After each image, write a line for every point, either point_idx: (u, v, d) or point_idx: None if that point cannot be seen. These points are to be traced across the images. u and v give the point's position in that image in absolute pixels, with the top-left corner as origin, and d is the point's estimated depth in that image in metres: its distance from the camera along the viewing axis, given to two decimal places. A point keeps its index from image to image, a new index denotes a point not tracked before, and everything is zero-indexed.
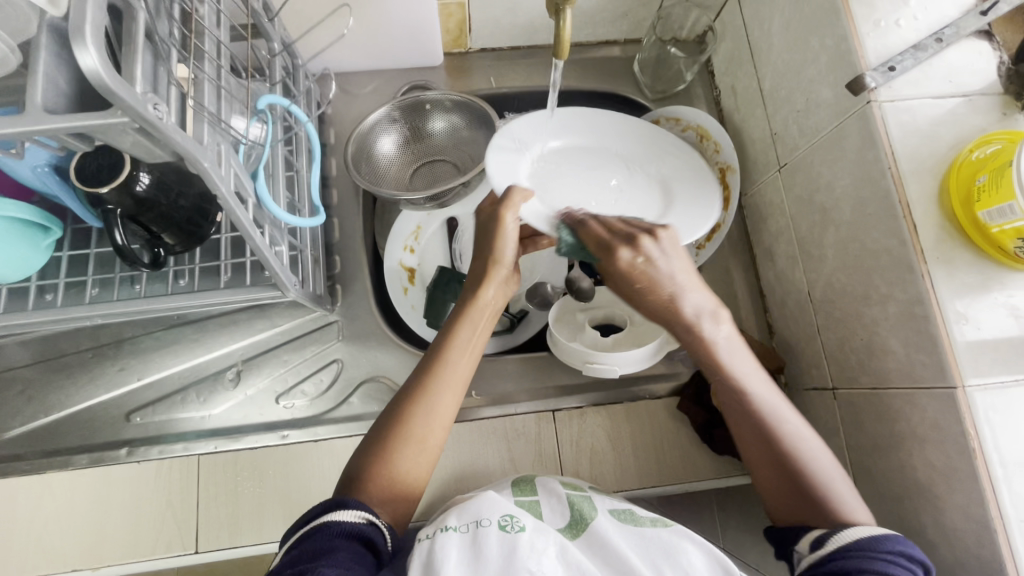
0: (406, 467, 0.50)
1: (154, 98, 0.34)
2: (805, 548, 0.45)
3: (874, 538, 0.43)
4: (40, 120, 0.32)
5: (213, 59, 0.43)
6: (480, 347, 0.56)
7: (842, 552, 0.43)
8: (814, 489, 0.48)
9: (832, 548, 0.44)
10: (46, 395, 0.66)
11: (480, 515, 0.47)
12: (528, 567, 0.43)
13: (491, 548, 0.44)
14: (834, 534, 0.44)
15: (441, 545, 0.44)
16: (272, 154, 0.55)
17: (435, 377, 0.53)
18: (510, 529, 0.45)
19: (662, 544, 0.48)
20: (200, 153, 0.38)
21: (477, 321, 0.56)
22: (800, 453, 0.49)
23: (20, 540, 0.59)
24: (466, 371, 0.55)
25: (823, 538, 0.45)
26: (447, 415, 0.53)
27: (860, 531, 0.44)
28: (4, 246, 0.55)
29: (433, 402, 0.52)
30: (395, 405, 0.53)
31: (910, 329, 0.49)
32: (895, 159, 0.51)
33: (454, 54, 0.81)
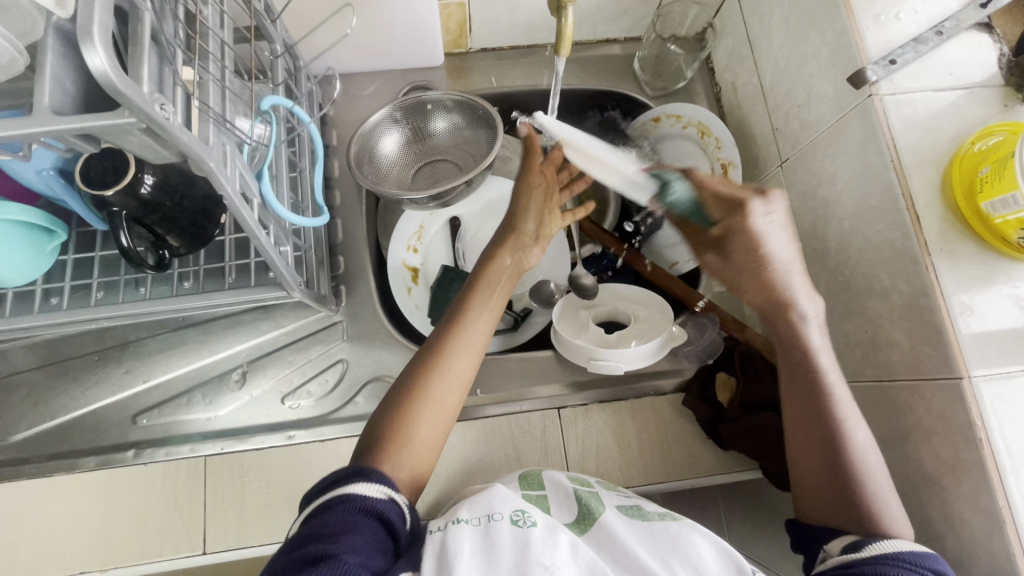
0: (422, 437, 0.50)
1: (160, 98, 0.34)
2: (836, 549, 0.46)
3: (916, 553, 0.43)
4: (47, 121, 0.33)
5: (218, 61, 0.43)
6: (495, 313, 0.59)
7: (879, 558, 0.43)
8: (862, 498, 0.47)
9: (868, 554, 0.44)
10: (51, 398, 0.66)
11: (492, 509, 0.47)
12: (540, 561, 0.42)
13: (503, 541, 0.44)
14: (872, 542, 0.44)
15: (453, 537, 0.44)
16: (275, 155, 0.55)
17: (452, 340, 0.55)
18: (522, 524, 0.46)
19: (671, 538, 0.48)
20: (205, 153, 0.38)
21: (492, 284, 0.59)
22: (859, 462, 0.48)
23: (27, 544, 0.59)
24: (480, 338, 0.57)
25: (859, 543, 0.45)
26: (461, 378, 0.54)
27: (901, 543, 0.44)
28: (9, 249, 0.55)
29: (446, 362, 0.53)
30: (411, 367, 0.54)
31: (915, 321, 0.49)
32: (897, 152, 0.51)
33: (454, 54, 0.82)
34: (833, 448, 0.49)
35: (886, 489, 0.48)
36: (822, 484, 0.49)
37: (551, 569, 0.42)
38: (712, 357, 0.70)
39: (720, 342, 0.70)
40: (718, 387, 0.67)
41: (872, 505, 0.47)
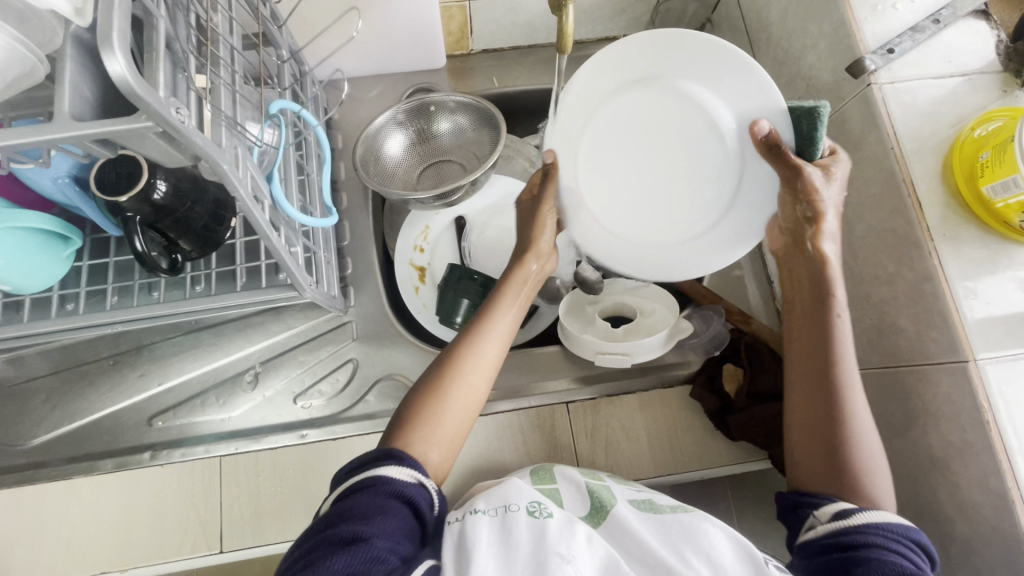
0: (450, 423, 0.50)
1: (176, 102, 0.35)
2: (825, 517, 0.44)
3: (902, 526, 0.42)
4: (68, 126, 0.34)
5: (228, 66, 0.44)
6: (523, 305, 0.59)
7: (869, 528, 0.42)
8: (856, 467, 0.46)
9: (859, 523, 0.42)
10: (68, 402, 0.68)
11: (509, 501, 0.48)
12: (556, 550, 0.43)
13: (520, 530, 0.45)
14: (860, 512, 0.43)
15: (471, 525, 0.46)
16: (284, 158, 0.56)
17: (481, 328, 0.55)
18: (539, 515, 0.47)
19: (684, 528, 0.48)
20: (219, 155, 0.40)
21: (522, 287, 0.59)
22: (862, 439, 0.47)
23: (48, 545, 0.60)
24: (511, 326, 0.57)
25: (848, 511, 0.43)
26: (490, 366, 0.54)
27: (887, 513, 0.43)
28: (26, 256, 0.57)
29: (479, 349, 0.53)
30: (440, 358, 0.53)
31: (919, 306, 0.50)
32: (897, 139, 0.51)
33: (456, 56, 0.83)
34: (832, 417, 0.47)
35: (880, 469, 0.46)
36: (812, 438, 0.48)
37: (568, 557, 0.42)
38: (719, 348, 0.70)
39: (727, 334, 0.70)
40: (725, 377, 0.67)
41: (865, 478, 0.45)
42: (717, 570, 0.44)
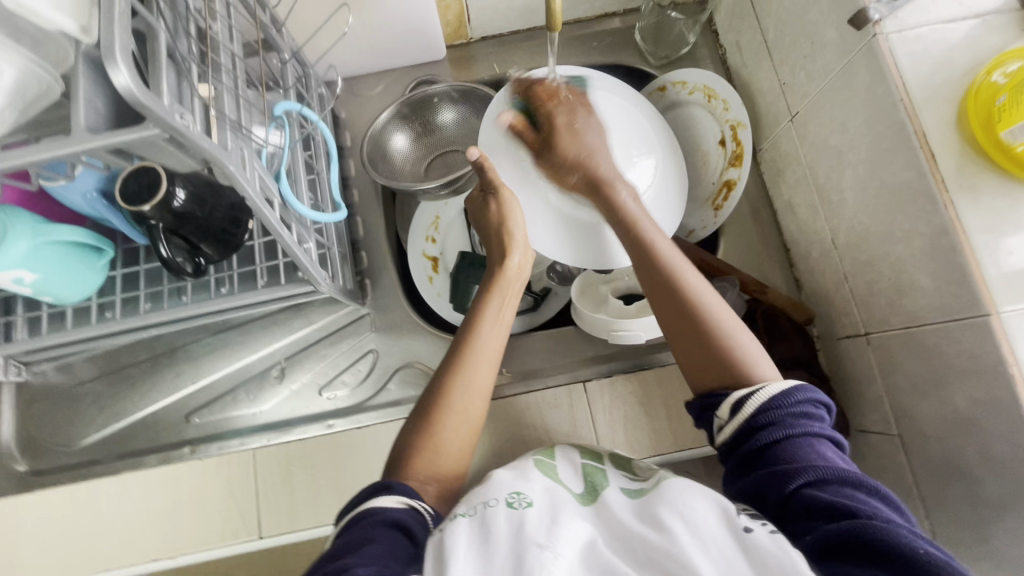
0: (450, 454, 0.54)
1: (180, 108, 0.37)
2: (725, 414, 0.49)
3: (785, 394, 0.48)
4: (83, 140, 0.36)
5: (230, 71, 0.46)
6: (506, 321, 0.60)
7: (762, 416, 0.47)
8: (730, 356, 0.51)
9: (755, 412, 0.48)
10: (113, 404, 0.72)
11: (487, 497, 0.49)
12: (534, 539, 0.43)
13: (500, 522, 0.46)
14: (750, 399, 0.48)
15: (450, 530, 0.46)
16: (292, 158, 0.59)
17: (470, 352, 0.57)
18: (518, 505, 0.48)
19: (661, 497, 0.48)
20: (226, 157, 0.41)
21: (504, 290, 0.61)
22: (730, 339, 0.52)
23: (104, 536, 0.65)
24: (497, 344, 0.59)
25: (741, 400, 0.48)
26: (484, 386, 0.57)
27: (775, 386, 0.48)
28: (62, 268, 0.61)
29: (470, 373, 0.56)
30: (435, 381, 0.57)
31: (937, 262, 0.48)
32: (906, 90, 0.49)
33: (456, 46, 0.83)
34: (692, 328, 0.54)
35: (751, 344, 0.52)
36: (700, 355, 0.53)
37: (546, 544, 0.43)
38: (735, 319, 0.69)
39: (742, 304, 0.69)
40: None
41: (746, 361, 0.51)
42: (693, 529, 0.43)
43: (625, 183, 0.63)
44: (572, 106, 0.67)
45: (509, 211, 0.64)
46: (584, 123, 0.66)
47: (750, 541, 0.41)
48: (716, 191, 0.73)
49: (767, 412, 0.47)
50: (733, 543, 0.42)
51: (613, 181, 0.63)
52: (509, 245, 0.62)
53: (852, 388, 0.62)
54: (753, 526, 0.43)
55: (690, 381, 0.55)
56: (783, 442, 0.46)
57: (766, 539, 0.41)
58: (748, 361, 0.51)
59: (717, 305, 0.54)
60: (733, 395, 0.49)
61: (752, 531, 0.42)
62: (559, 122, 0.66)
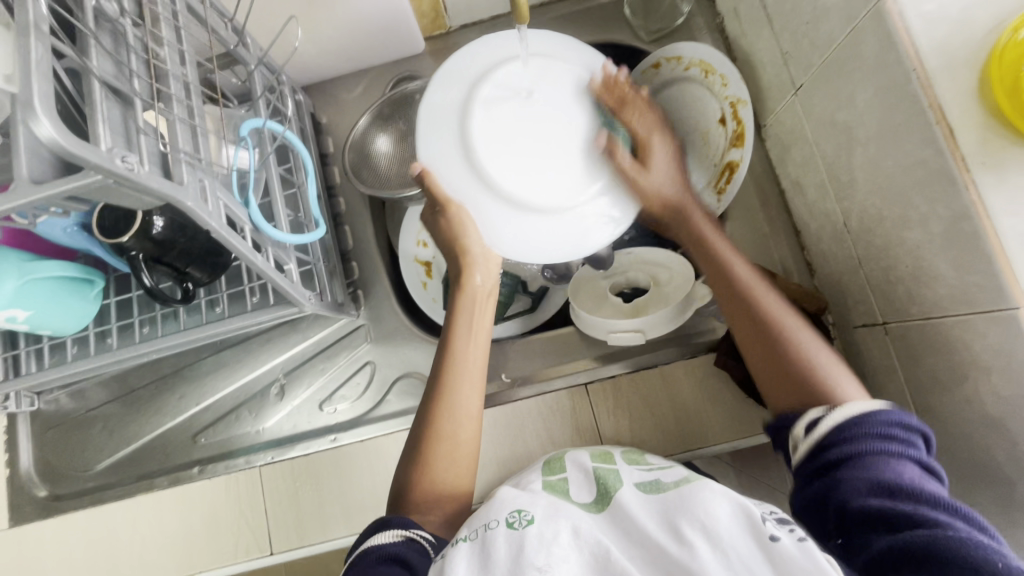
0: (445, 480, 0.53)
1: (121, 151, 0.35)
2: (800, 434, 0.45)
3: (864, 414, 0.43)
4: (27, 194, 0.35)
5: (183, 100, 0.43)
6: (484, 336, 0.59)
7: (837, 436, 0.43)
8: (808, 370, 0.48)
9: (829, 433, 0.43)
10: (123, 428, 0.74)
11: (488, 518, 0.46)
12: (532, 562, 0.40)
13: (500, 548, 0.42)
14: (824, 419, 0.44)
15: (450, 557, 0.43)
16: (266, 177, 0.57)
17: (452, 373, 0.56)
18: (518, 524, 0.44)
19: (681, 502, 0.44)
20: (182, 193, 0.40)
21: (472, 309, 0.59)
22: (802, 349, 0.50)
23: (123, 558, 0.66)
24: (479, 360, 0.58)
25: (813, 423, 0.44)
26: (471, 407, 0.56)
27: (858, 403, 0.44)
28: (54, 303, 0.61)
29: (455, 395, 0.55)
30: (421, 412, 0.56)
31: (959, 248, 0.44)
32: (919, 58, 0.44)
33: (436, 37, 0.79)
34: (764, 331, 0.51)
35: (829, 363, 0.49)
36: (773, 372, 0.50)
37: (545, 568, 0.40)
38: None
39: None
40: None
41: (826, 380, 0.47)
42: (713, 541, 0.39)
43: (702, 208, 0.59)
44: (638, 117, 0.61)
45: (463, 229, 0.58)
46: (659, 138, 0.61)
47: (777, 552, 0.37)
48: (717, 174, 0.68)
49: (849, 430, 0.43)
50: (760, 552, 0.38)
51: (688, 204, 0.59)
52: (467, 261, 0.58)
53: (871, 379, 0.58)
54: (779, 533, 0.38)
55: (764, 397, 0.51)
56: (855, 457, 0.42)
57: (795, 549, 0.37)
58: (820, 375, 0.48)
59: (798, 333, 0.51)
60: (807, 415, 0.45)
61: (779, 540, 0.38)
62: (646, 143, 0.60)
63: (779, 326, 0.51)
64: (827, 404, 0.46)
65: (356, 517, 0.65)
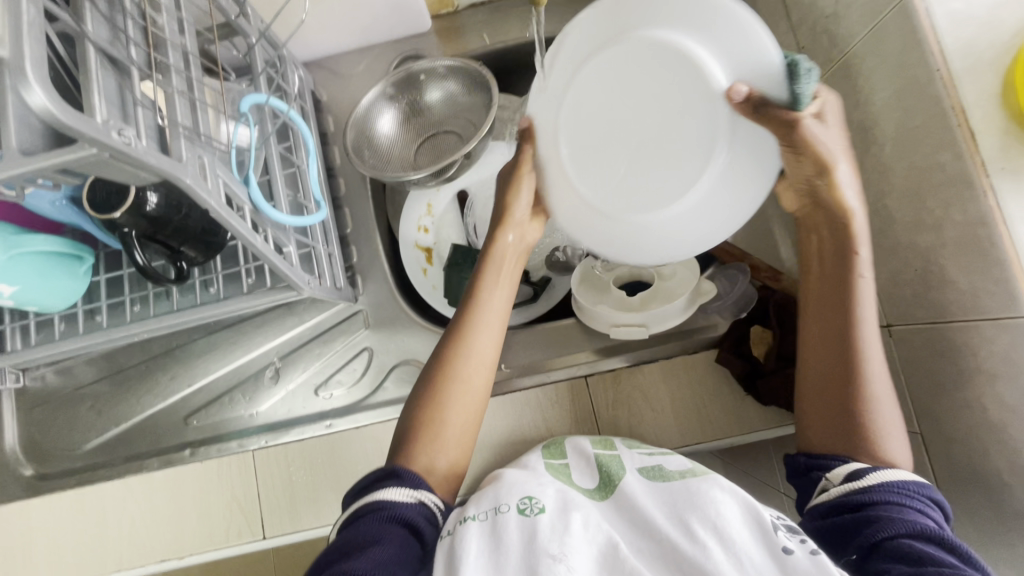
0: (452, 426, 0.53)
1: (118, 124, 0.34)
2: (838, 479, 0.44)
3: (921, 483, 0.43)
4: (16, 163, 0.33)
5: (182, 72, 0.42)
6: (508, 291, 0.59)
7: (888, 488, 0.42)
8: (872, 441, 0.45)
9: (882, 484, 0.43)
10: (113, 407, 0.72)
11: (499, 501, 0.45)
12: (547, 550, 0.40)
13: (510, 533, 0.42)
14: (879, 473, 0.43)
15: (460, 536, 0.43)
16: (266, 155, 0.54)
17: (472, 318, 0.56)
18: (530, 512, 0.44)
19: (689, 495, 0.44)
20: (180, 170, 0.38)
21: (498, 261, 0.59)
22: (883, 422, 0.46)
23: (113, 538, 0.65)
24: (501, 314, 0.58)
25: (859, 472, 0.44)
26: (488, 355, 0.56)
27: (889, 472, 0.43)
28: (41, 278, 0.59)
29: (473, 340, 0.55)
30: (437, 352, 0.56)
31: (971, 254, 0.43)
32: (943, 58, 0.43)
33: (443, 16, 0.77)
34: (850, 398, 0.47)
35: (897, 436, 0.46)
36: (829, 411, 0.48)
37: (561, 557, 0.40)
38: (746, 309, 0.66)
39: (753, 292, 0.66)
40: (752, 342, 0.63)
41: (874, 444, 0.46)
42: (725, 542, 0.40)
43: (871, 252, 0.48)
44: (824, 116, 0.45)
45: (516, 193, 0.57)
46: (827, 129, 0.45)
47: (790, 566, 0.37)
48: None
49: (907, 486, 0.42)
50: (772, 562, 0.38)
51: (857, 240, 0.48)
52: (505, 219, 0.59)
53: None
54: (793, 544, 0.39)
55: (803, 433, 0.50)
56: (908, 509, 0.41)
57: (808, 562, 0.37)
58: (877, 438, 0.45)
59: (884, 406, 0.46)
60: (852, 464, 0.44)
61: (792, 552, 0.38)
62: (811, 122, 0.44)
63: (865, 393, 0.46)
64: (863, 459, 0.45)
65: None
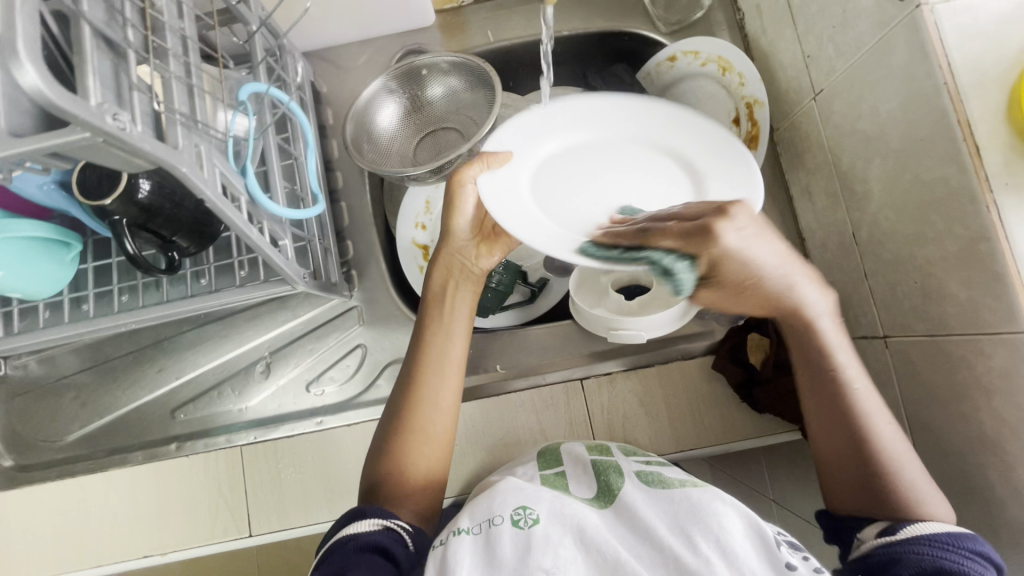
0: (417, 474, 0.52)
1: (112, 108, 0.32)
2: (871, 533, 0.45)
3: (953, 535, 0.42)
4: (4, 143, 0.32)
5: (179, 56, 0.41)
6: (466, 332, 0.58)
7: (919, 541, 0.42)
8: (897, 490, 0.46)
9: (906, 539, 0.43)
10: (98, 398, 0.70)
11: (492, 513, 0.45)
12: (539, 564, 0.40)
13: (504, 547, 0.42)
14: (907, 529, 0.44)
15: (452, 550, 0.43)
16: (263, 145, 0.53)
17: (430, 366, 0.56)
18: (524, 523, 0.43)
19: (691, 508, 0.44)
20: (175, 158, 0.37)
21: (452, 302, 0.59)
22: (899, 473, 0.46)
23: (94, 533, 0.64)
24: (460, 355, 0.57)
25: (892, 528, 0.44)
26: (450, 400, 0.55)
27: (937, 524, 0.43)
28: (27, 265, 0.57)
29: (435, 386, 0.55)
30: (398, 403, 0.55)
31: (972, 269, 0.44)
32: (951, 73, 0.43)
33: (447, 10, 0.76)
34: (862, 458, 0.48)
35: (917, 476, 0.46)
36: (853, 482, 0.48)
37: (552, 571, 0.40)
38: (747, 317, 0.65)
39: None
40: (749, 348, 0.63)
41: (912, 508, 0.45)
42: (729, 558, 0.40)
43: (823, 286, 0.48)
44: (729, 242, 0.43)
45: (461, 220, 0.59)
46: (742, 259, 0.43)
47: None
48: None
49: (938, 539, 0.42)
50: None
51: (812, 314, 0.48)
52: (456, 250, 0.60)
53: None
54: (795, 561, 0.40)
55: (824, 490, 0.51)
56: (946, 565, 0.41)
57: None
58: (908, 500, 0.45)
59: (894, 455, 0.47)
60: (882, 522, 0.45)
61: (796, 569, 0.39)
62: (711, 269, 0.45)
63: (871, 451, 0.47)
64: (898, 519, 0.45)
65: (341, 502, 0.63)
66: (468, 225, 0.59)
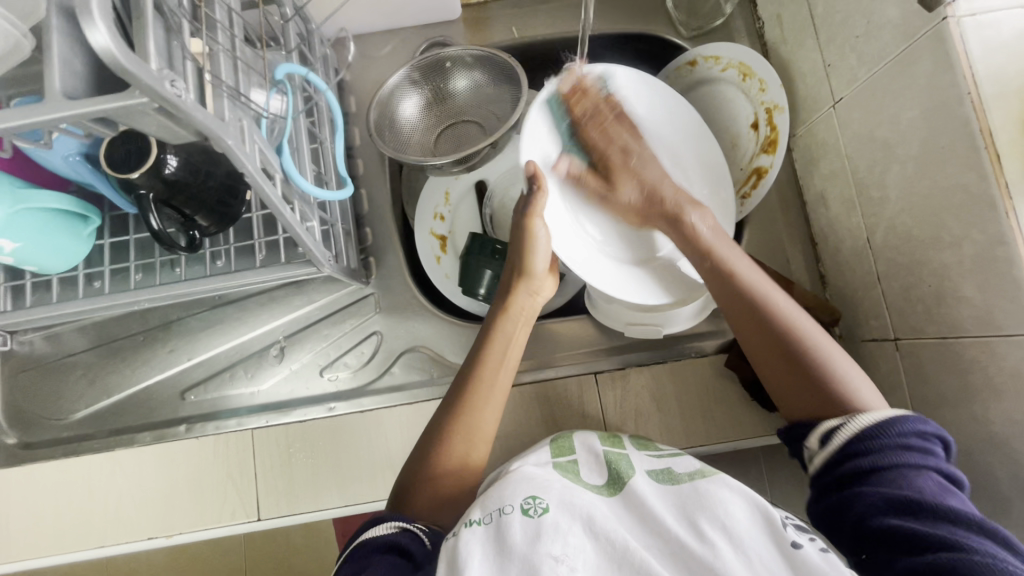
0: (445, 488, 0.51)
1: (170, 74, 0.32)
2: (814, 443, 0.46)
3: (884, 425, 0.44)
4: (61, 105, 0.32)
5: (226, 29, 0.41)
6: (513, 360, 0.58)
7: (853, 446, 0.44)
8: (831, 378, 0.48)
9: (845, 443, 0.44)
10: (106, 377, 0.69)
11: (502, 503, 0.44)
12: (550, 552, 0.40)
13: (515, 535, 0.42)
14: (842, 427, 0.45)
15: (462, 543, 0.42)
16: (295, 127, 0.54)
17: (478, 386, 0.55)
18: (534, 512, 0.43)
19: (697, 497, 0.45)
20: (223, 130, 0.37)
21: (510, 330, 0.59)
22: (825, 359, 0.49)
23: (97, 513, 0.63)
24: (506, 383, 0.57)
25: (833, 430, 0.45)
26: (489, 426, 0.54)
27: (874, 412, 0.45)
28: (45, 236, 0.56)
29: (479, 406, 0.54)
30: (439, 414, 0.54)
31: (988, 273, 0.45)
32: (975, 83, 0.45)
33: (472, 5, 0.76)
34: (789, 351, 0.50)
35: (847, 366, 0.49)
36: (787, 378, 0.50)
37: (563, 559, 0.40)
38: None
39: None
40: None
41: (843, 390, 0.47)
42: (733, 539, 0.41)
43: (698, 209, 0.60)
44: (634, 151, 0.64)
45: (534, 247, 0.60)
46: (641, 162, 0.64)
47: (801, 560, 0.39)
48: (743, 178, 0.70)
49: (873, 442, 0.43)
50: (782, 558, 0.40)
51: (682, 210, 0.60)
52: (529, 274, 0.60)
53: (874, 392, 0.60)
54: (802, 541, 0.41)
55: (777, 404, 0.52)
56: (887, 468, 0.42)
57: (818, 557, 0.39)
58: (838, 383, 0.48)
59: (818, 341, 0.50)
60: (821, 424, 0.46)
61: (801, 547, 0.40)
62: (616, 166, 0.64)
63: (798, 339, 0.50)
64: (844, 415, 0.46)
65: (352, 487, 0.63)
66: (544, 267, 0.61)
